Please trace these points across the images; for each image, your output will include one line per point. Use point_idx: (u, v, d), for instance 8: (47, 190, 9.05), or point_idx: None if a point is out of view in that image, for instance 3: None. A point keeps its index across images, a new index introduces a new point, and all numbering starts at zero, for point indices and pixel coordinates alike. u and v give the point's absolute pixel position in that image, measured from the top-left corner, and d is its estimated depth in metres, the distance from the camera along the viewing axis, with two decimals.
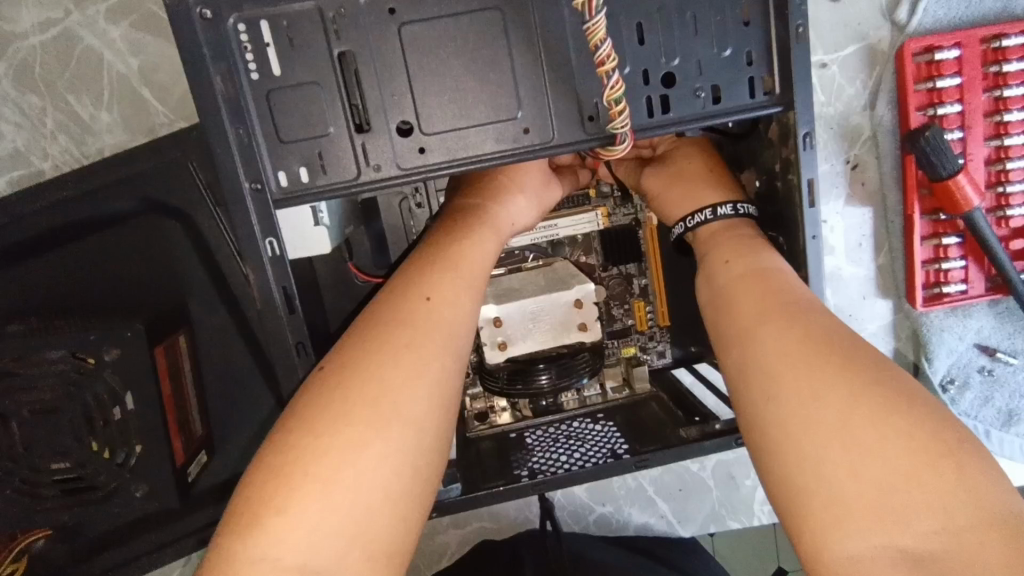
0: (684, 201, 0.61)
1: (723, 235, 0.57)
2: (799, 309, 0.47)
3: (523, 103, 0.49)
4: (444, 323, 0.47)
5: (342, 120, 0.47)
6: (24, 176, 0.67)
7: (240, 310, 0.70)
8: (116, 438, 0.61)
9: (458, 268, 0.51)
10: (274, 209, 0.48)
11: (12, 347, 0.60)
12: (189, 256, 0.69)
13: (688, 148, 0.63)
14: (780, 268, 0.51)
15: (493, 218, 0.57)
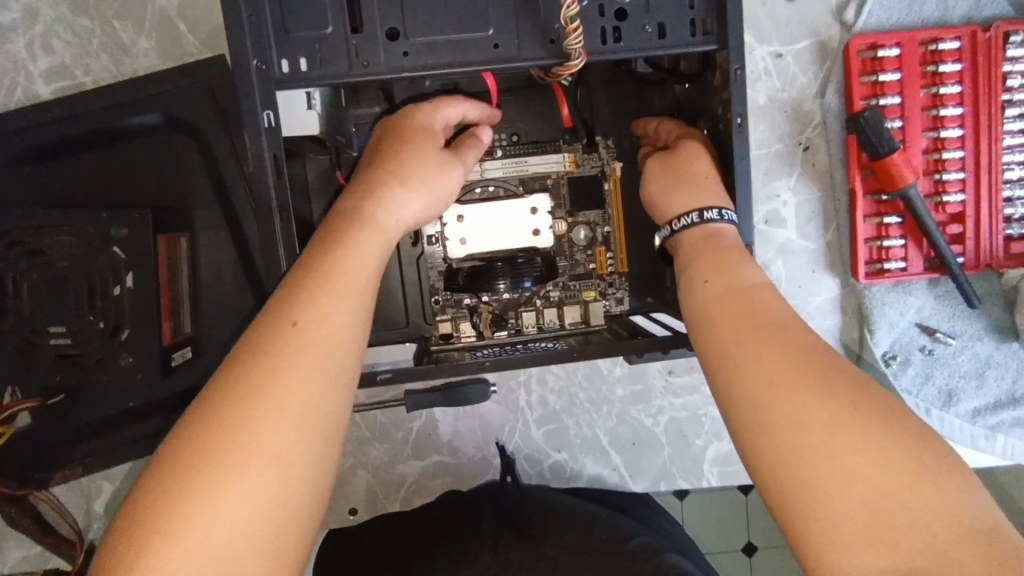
0: (668, 203, 0.62)
1: (703, 244, 0.57)
2: (785, 328, 0.44)
3: (494, 22, 0.57)
4: (317, 344, 0.42)
5: (340, 22, 0.56)
6: (66, 86, 0.75)
7: (240, 228, 0.78)
8: (114, 311, 0.68)
9: (327, 282, 0.45)
10: (275, 89, 0.56)
11: (36, 216, 0.68)
12: (199, 170, 0.77)
13: (691, 147, 0.64)
14: (759, 284, 0.49)
15: (367, 222, 0.50)
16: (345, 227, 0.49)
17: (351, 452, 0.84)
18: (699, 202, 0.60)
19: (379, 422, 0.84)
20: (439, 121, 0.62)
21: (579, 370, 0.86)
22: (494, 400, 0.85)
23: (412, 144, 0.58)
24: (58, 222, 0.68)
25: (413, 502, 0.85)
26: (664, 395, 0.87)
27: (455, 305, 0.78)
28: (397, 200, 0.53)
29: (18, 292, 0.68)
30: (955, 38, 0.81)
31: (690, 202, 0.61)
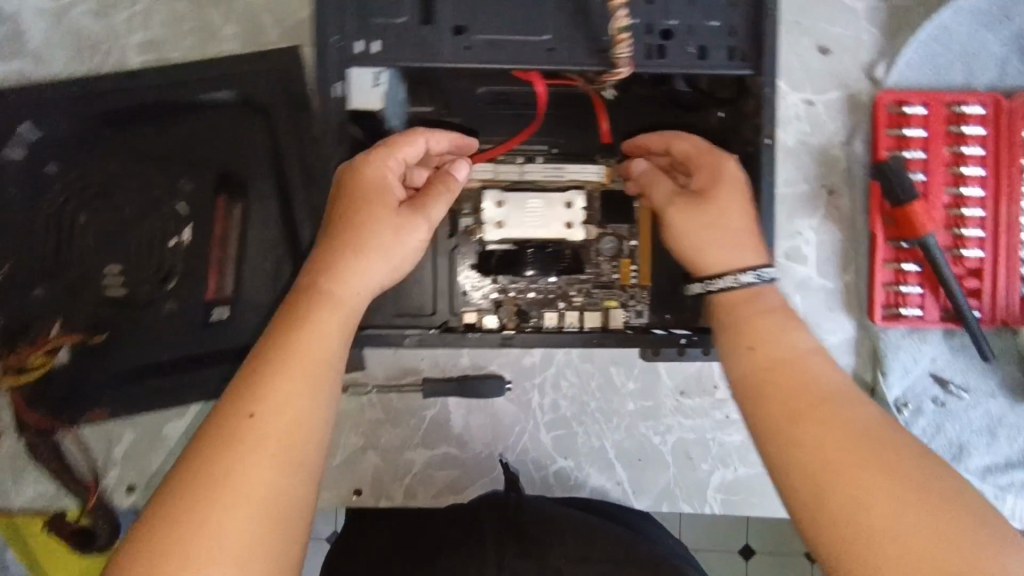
0: (706, 256, 0.65)
1: (745, 304, 0.62)
2: (827, 400, 0.53)
3: (551, 29, 0.62)
4: (276, 433, 0.49)
5: (413, 13, 0.61)
6: (154, 60, 0.81)
7: (290, 206, 0.80)
8: (158, 259, 0.79)
9: (290, 363, 0.52)
10: (347, 65, 0.61)
11: (113, 175, 0.80)
12: (259, 149, 0.81)
13: (734, 194, 0.65)
14: (805, 351, 0.57)
15: (330, 299, 0.57)
16: (311, 309, 0.56)
17: (363, 432, 0.86)
18: (736, 260, 0.64)
19: (394, 406, 0.86)
20: (395, 164, 0.64)
21: (592, 378, 0.88)
22: (507, 399, 0.87)
23: (367, 208, 0.61)
24: (129, 174, 0.81)
25: (417, 491, 0.86)
26: (673, 414, 0.88)
27: (481, 299, 0.82)
28: (359, 272, 0.59)
29: (88, 237, 0.79)
30: (978, 102, 0.86)
31: (728, 261, 0.64)
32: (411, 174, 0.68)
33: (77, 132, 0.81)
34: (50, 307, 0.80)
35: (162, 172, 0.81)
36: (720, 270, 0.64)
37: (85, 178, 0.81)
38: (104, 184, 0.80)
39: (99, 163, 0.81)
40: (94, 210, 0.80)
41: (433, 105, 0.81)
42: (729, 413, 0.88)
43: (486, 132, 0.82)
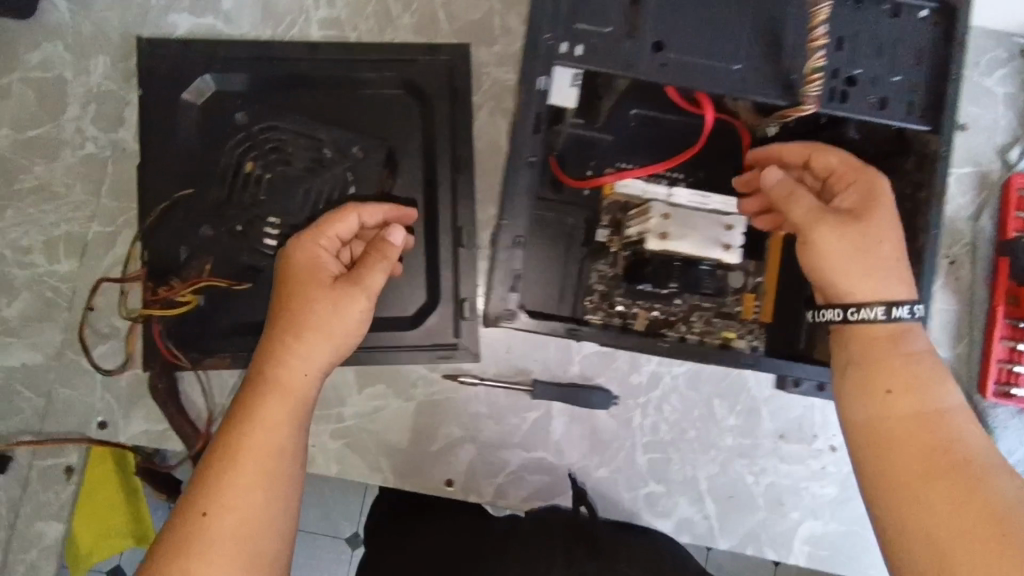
0: (854, 282, 0.64)
1: (889, 341, 0.62)
2: (962, 463, 0.54)
3: (743, 59, 0.64)
4: (226, 530, 0.59)
5: (619, 23, 0.63)
6: (333, 35, 0.85)
7: (433, 191, 0.84)
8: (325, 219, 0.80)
9: (236, 464, 0.61)
10: (554, 64, 0.64)
11: (289, 123, 0.81)
12: (411, 131, 0.84)
13: (887, 222, 0.66)
14: (949, 413, 0.57)
15: (279, 388, 0.66)
16: (259, 399, 0.65)
17: (463, 424, 0.86)
18: (888, 292, 0.63)
19: (498, 402, 0.86)
20: (333, 246, 0.72)
21: (694, 408, 0.88)
22: (609, 414, 0.87)
23: (302, 292, 0.69)
24: (314, 133, 0.80)
25: (506, 492, 0.86)
26: (770, 456, 0.88)
27: (607, 309, 0.82)
28: (307, 359, 0.67)
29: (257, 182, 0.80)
30: None
31: (880, 291, 0.63)
32: (344, 251, 0.75)
33: (262, 88, 0.83)
34: (212, 248, 0.79)
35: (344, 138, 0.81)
36: (871, 300, 0.63)
37: (272, 132, 0.80)
38: (286, 141, 0.80)
39: (287, 121, 0.81)
40: (265, 154, 0.80)
41: (585, 118, 0.82)
42: (828, 466, 0.87)
43: (634, 153, 0.84)
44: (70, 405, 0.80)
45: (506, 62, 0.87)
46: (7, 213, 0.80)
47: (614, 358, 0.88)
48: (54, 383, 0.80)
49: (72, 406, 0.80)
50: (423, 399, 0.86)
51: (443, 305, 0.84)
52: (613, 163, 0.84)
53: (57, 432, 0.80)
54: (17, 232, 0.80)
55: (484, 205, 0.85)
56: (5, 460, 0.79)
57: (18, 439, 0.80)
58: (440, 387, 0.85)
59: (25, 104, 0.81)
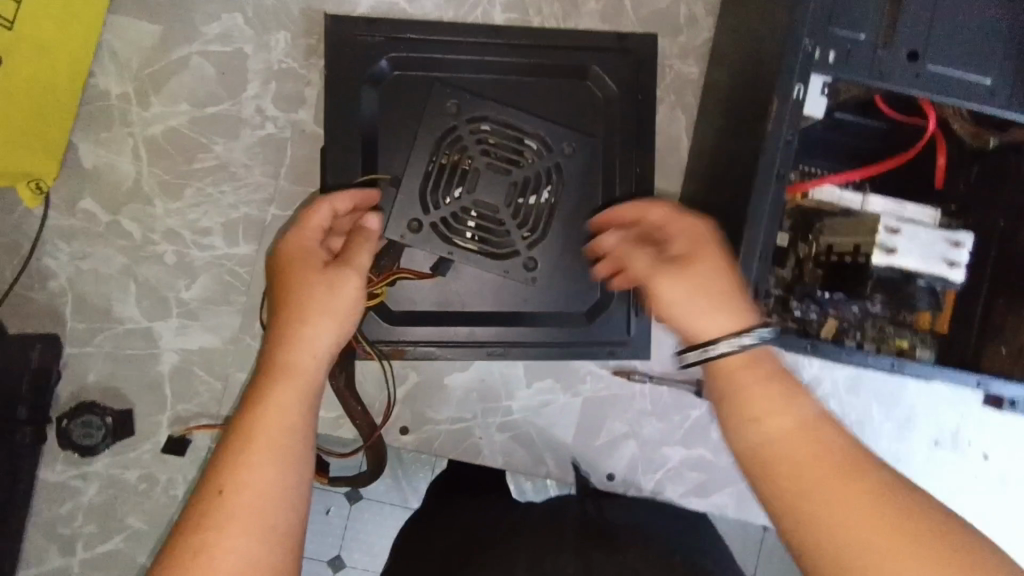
0: (705, 318, 0.56)
1: (749, 369, 0.53)
2: (877, 502, 0.45)
3: (993, 73, 0.64)
4: (242, 515, 0.49)
5: (874, 34, 0.62)
6: (517, 19, 0.83)
7: (611, 182, 0.80)
8: (527, 218, 0.76)
9: (252, 444, 0.52)
10: (811, 71, 0.61)
11: (506, 114, 0.74)
12: (598, 121, 0.81)
13: (717, 258, 0.58)
14: (818, 418, 0.50)
15: (286, 368, 0.57)
16: (269, 380, 0.57)
17: (626, 420, 0.86)
18: (737, 322, 0.55)
19: (664, 399, 0.87)
20: (326, 228, 0.65)
21: (852, 412, 0.88)
22: None
23: (299, 274, 0.62)
24: (523, 128, 0.75)
25: (666, 487, 0.86)
26: (923, 463, 0.88)
27: (783, 313, 0.77)
28: (308, 335, 0.59)
29: (466, 175, 0.73)
30: None
31: (732, 323, 0.55)
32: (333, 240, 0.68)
33: (459, 78, 0.80)
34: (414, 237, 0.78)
35: (552, 134, 0.76)
36: (720, 335, 0.55)
37: (478, 123, 0.74)
38: (493, 136, 0.74)
39: (494, 113, 0.74)
40: (476, 142, 0.74)
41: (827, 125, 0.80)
42: (978, 474, 0.88)
43: (815, 158, 0.83)
44: None
45: (692, 54, 0.85)
46: (186, 193, 0.78)
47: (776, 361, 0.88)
48: (232, 367, 0.79)
49: None
50: (589, 394, 0.86)
51: (617, 302, 0.83)
52: (796, 165, 0.81)
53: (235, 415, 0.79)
54: (197, 213, 0.79)
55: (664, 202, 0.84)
56: (186, 443, 0.79)
57: (197, 423, 0.79)
58: (608, 382, 0.86)
59: (205, 79, 0.79)
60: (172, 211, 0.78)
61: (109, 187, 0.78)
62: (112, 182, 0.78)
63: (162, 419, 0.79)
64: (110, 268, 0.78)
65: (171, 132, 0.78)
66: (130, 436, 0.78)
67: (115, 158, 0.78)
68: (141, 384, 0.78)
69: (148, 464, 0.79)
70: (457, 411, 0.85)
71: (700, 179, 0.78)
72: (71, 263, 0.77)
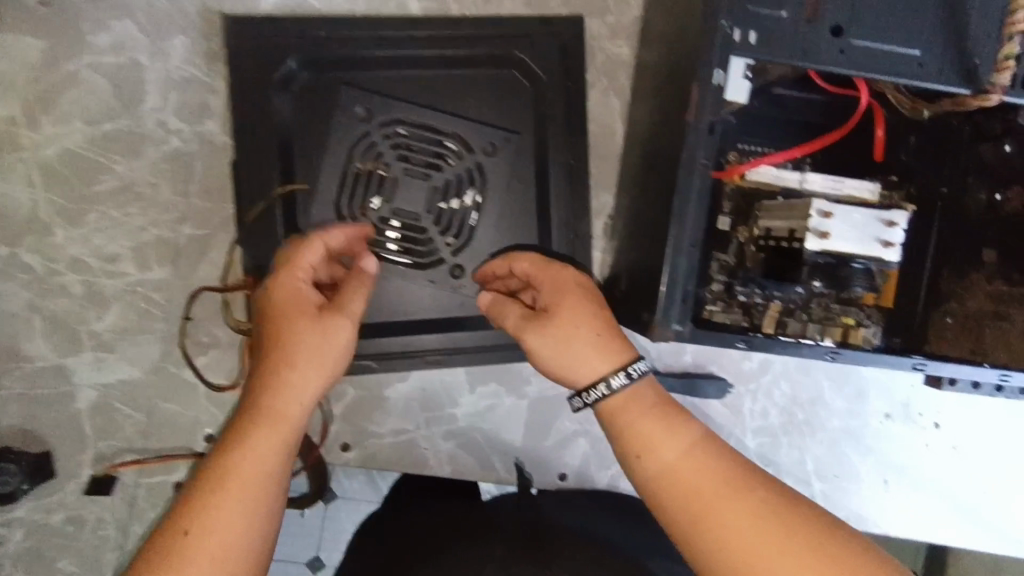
0: (575, 367, 0.59)
1: (628, 407, 0.58)
2: (758, 518, 0.52)
3: (921, 44, 0.61)
4: (206, 560, 0.50)
5: (795, 10, 0.59)
6: (434, 8, 0.78)
7: (545, 176, 0.77)
8: (450, 217, 0.76)
9: (224, 490, 0.52)
10: (730, 54, 0.59)
11: (416, 114, 0.75)
12: (525, 111, 0.77)
13: (574, 301, 0.61)
14: (696, 438, 0.56)
15: (272, 416, 0.56)
16: (253, 427, 0.55)
17: (577, 417, 0.83)
18: (606, 362, 0.59)
19: None
20: (309, 266, 0.61)
21: (803, 391, 0.87)
22: (721, 402, 0.86)
23: (292, 317, 0.58)
24: (439, 128, 0.76)
25: (619, 483, 0.84)
26: (876, 436, 0.87)
27: (727, 301, 0.76)
28: (300, 384, 0.57)
29: (383, 182, 0.74)
30: None
31: (603, 364, 0.59)
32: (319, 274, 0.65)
33: (375, 75, 0.75)
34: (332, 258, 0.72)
35: (469, 131, 0.76)
36: (592, 379, 0.59)
37: (392, 128, 0.75)
38: (407, 138, 0.75)
39: (406, 116, 0.75)
40: (391, 147, 0.75)
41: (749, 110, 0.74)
42: (931, 442, 0.87)
43: (753, 134, 0.77)
44: (175, 421, 0.75)
45: (621, 33, 0.81)
46: (89, 218, 0.73)
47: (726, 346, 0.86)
48: (155, 398, 0.75)
49: (178, 422, 0.75)
50: (536, 395, 0.83)
51: None
52: (733, 145, 0.76)
53: (161, 448, 0.75)
54: (101, 238, 0.74)
55: (600, 191, 0.81)
56: (112, 481, 0.75)
57: (122, 459, 0.75)
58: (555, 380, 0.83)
59: (97, 93, 0.73)
60: (75, 238, 0.73)
61: (3, 217, 0.72)
62: (6, 212, 0.72)
63: (84, 458, 0.75)
64: (13, 304, 0.73)
65: (66, 153, 0.73)
66: (51, 479, 0.74)
67: (7, 185, 0.72)
68: (59, 422, 0.74)
69: (74, 505, 0.75)
70: (399, 422, 0.81)
71: (633, 167, 0.74)
72: None
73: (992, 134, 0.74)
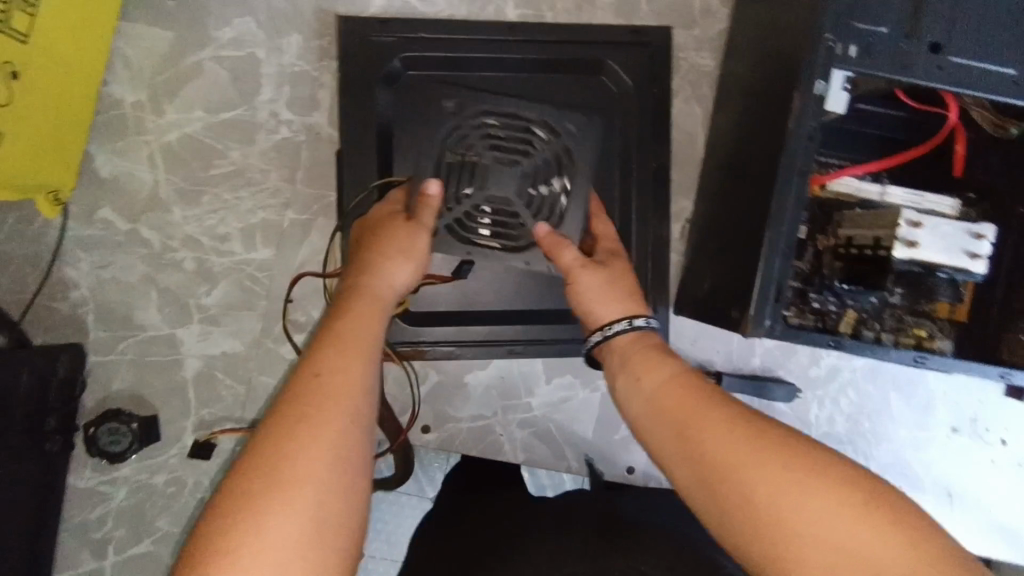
0: (599, 309, 0.68)
1: (636, 342, 0.64)
2: (734, 420, 0.51)
3: (1017, 64, 0.64)
4: (332, 389, 0.51)
5: (895, 27, 0.62)
6: (531, 16, 0.82)
7: (630, 179, 0.81)
8: (550, 195, 0.71)
9: (342, 339, 0.55)
10: (831, 67, 0.62)
11: (500, 106, 0.71)
12: (615, 116, 0.81)
13: (617, 264, 0.71)
14: (682, 369, 0.58)
15: (371, 294, 0.62)
16: (355, 301, 0.61)
17: None
18: (630, 309, 0.67)
19: None
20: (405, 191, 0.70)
21: (870, 401, 0.88)
22: (789, 406, 0.87)
23: (388, 227, 0.67)
24: (520, 115, 0.70)
25: None
26: (942, 449, 0.88)
27: (802, 307, 0.78)
28: (391, 273, 0.65)
29: (472, 172, 0.70)
30: None
31: (620, 312, 0.67)
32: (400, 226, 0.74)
33: (476, 77, 0.79)
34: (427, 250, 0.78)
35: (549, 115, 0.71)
36: (614, 318, 0.67)
37: (481, 117, 0.71)
38: (493, 128, 0.71)
39: (486, 107, 0.70)
40: (479, 138, 0.70)
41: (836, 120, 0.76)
42: (997, 459, 0.88)
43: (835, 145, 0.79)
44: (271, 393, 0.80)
45: (708, 45, 0.84)
46: (203, 199, 0.79)
47: (795, 352, 0.88)
48: (254, 371, 0.80)
49: (274, 395, 0.80)
50: (609, 390, 0.86)
51: None
52: (818, 155, 0.78)
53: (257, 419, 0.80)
54: (214, 219, 0.79)
55: (680, 197, 0.84)
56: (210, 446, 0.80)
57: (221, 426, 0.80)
58: None
59: (219, 85, 0.78)
60: (190, 218, 0.78)
61: (127, 196, 0.78)
62: (131, 191, 0.78)
63: (187, 424, 0.80)
64: (131, 277, 0.78)
65: (186, 138, 0.78)
66: (156, 442, 0.79)
67: (131, 166, 0.77)
68: (166, 389, 0.79)
69: (175, 467, 0.80)
70: (477, 408, 0.84)
71: (718, 173, 0.77)
72: (91, 272, 0.78)
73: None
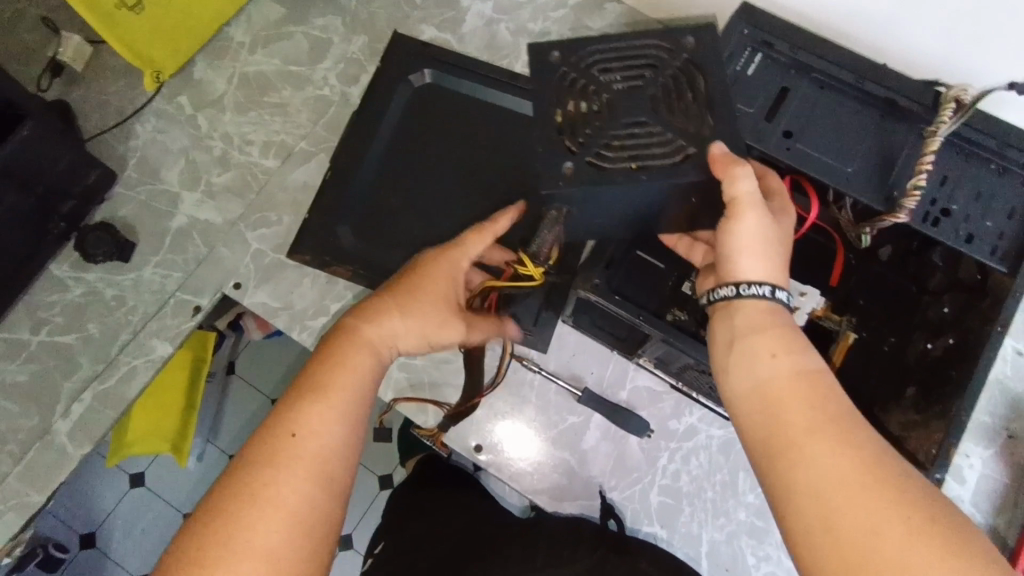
0: (746, 264, 0.68)
1: (770, 315, 0.66)
2: (850, 452, 0.56)
3: (853, 163, 0.78)
4: (294, 433, 0.64)
5: (759, 108, 0.80)
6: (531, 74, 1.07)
7: None
8: (698, 110, 0.68)
9: (314, 382, 0.68)
10: None
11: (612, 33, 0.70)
12: None
13: (783, 218, 0.70)
14: (817, 371, 0.62)
15: (362, 344, 0.72)
16: (335, 343, 0.72)
17: (512, 402, 0.97)
18: (775, 278, 0.67)
19: (548, 396, 0.96)
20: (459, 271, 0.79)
21: (719, 472, 0.92)
22: (639, 443, 0.94)
23: (423, 300, 0.76)
24: (632, 46, 0.70)
25: (523, 476, 0.95)
26: (778, 547, 0.90)
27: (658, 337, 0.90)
28: (388, 329, 0.74)
29: (600, 101, 0.68)
30: None
31: (768, 275, 0.67)
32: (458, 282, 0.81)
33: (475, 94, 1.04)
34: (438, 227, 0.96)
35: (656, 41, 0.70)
36: (756, 281, 0.67)
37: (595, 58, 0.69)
38: (604, 58, 0.69)
39: (595, 44, 0.70)
40: (601, 65, 0.69)
41: None
42: None
43: None
44: (223, 261, 0.99)
45: None
46: (249, 114, 1.06)
47: (661, 399, 0.95)
48: (219, 241, 1.00)
49: (223, 263, 0.99)
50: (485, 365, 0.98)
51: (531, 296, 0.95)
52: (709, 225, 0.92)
53: (203, 277, 0.99)
54: (250, 129, 1.05)
55: None
56: (160, 283, 0.99)
57: (174, 270, 0.99)
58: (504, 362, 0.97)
59: (298, 49, 1.09)
60: (234, 123, 1.05)
61: (202, 94, 1.06)
62: (206, 92, 1.06)
63: (151, 258, 0.99)
64: (174, 145, 1.04)
65: (260, 74, 1.07)
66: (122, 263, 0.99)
67: (216, 77, 1.07)
68: (151, 229, 1.00)
69: (124, 287, 0.98)
70: None
71: None
72: (151, 132, 1.04)
73: (936, 297, 0.84)
